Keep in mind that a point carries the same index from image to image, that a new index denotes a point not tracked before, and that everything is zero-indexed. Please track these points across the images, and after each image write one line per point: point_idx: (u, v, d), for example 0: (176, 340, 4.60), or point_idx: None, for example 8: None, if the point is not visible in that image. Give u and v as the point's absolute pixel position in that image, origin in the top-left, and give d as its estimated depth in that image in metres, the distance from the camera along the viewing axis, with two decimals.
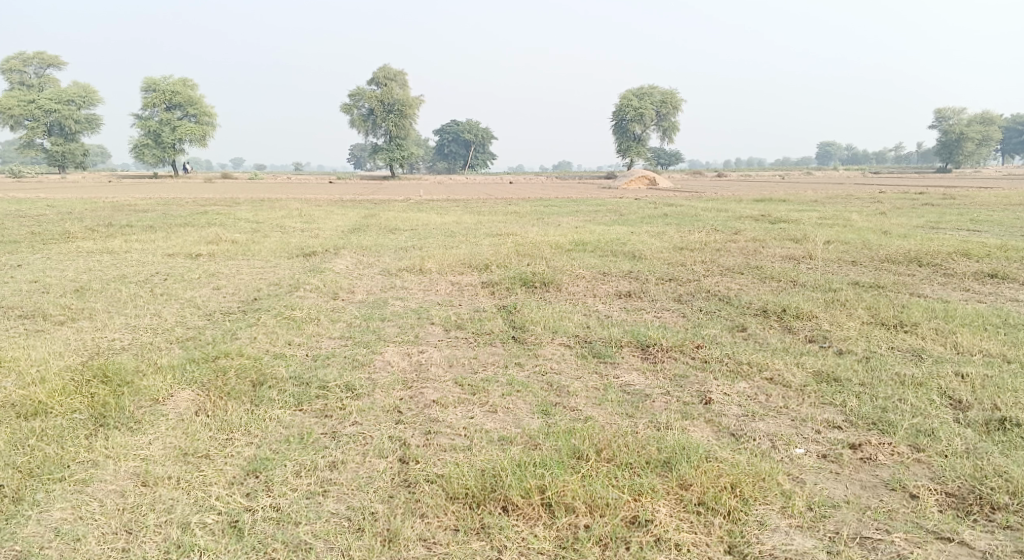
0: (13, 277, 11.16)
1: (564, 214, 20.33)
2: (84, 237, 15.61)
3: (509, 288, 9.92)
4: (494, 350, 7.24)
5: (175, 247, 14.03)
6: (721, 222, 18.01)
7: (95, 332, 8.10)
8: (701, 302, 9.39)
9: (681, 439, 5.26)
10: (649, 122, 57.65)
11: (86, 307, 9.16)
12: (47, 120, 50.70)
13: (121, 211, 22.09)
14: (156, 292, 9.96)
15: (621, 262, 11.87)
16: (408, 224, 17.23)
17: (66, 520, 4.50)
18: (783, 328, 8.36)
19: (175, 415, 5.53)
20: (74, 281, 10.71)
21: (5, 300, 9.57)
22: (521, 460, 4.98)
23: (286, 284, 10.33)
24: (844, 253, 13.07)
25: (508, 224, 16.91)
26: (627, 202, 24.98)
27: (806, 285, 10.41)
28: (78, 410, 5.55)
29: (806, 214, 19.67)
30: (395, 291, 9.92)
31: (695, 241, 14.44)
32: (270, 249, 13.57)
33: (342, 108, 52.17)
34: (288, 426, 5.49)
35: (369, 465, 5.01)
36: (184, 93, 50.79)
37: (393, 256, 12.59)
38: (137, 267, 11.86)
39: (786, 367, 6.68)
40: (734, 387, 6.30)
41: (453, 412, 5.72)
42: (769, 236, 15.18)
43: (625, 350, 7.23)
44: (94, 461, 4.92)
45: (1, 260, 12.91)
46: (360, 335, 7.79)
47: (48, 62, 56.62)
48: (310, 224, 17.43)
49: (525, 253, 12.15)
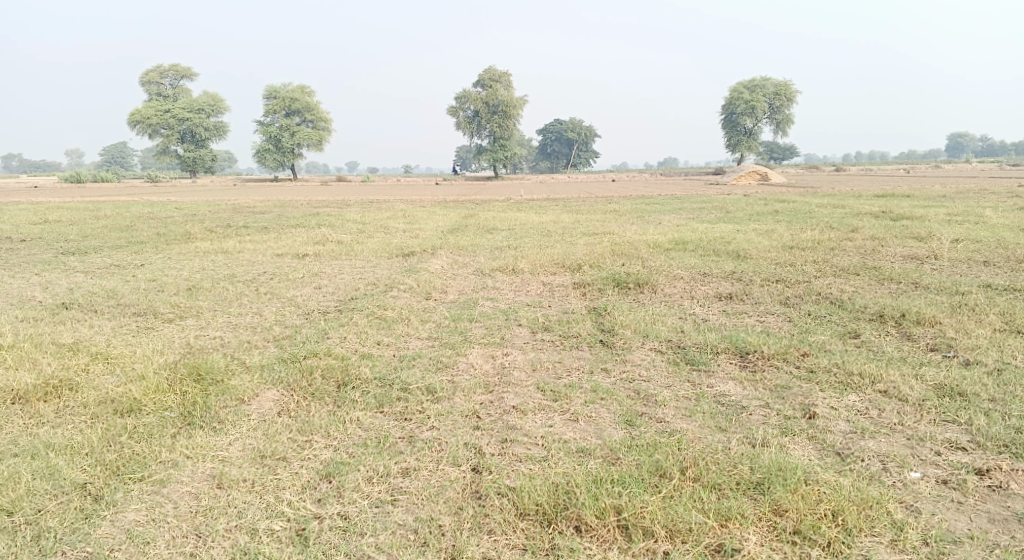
0: (135, 276, 11.76)
1: (666, 212, 19.76)
2: (202, 237, 16.38)
3: (603, 289, 9.59)
4: (582, 355, 6.96)
5: (283, 247, 14.48)
6: (836, 219, 16.95)
7: (199, 331, 8.37)
8: (809, 306, 8.76)
9: (778, 457, 4.81)
10: (762, 116, 55.50)
11: (194, 305, 9.51)
12: (180, 127, 54.04)
13: (240, 213, 23.12)
14: (260, 291, 10.24)
15: (723, 262, 11.31)
16: (506, 223, 17.15)
17: (139, 523, 4.57)
18: (901, 335, 7.67)
19: (257, 416, 5.57)
20: (187, 280, 11.18)
21: (124, 298, 10.07)
22: (599, 475, 4.70)
23: (382, 284, 10.41)
24: (975, 252, 11.97)
25: (608, 223, 16.53)
26: (735, 199, 23.99)
27: (929, 287, 9.58)
28: (169, 408, 5.69)
29: (932, 211, 18.23)
30: (487, 291, 9.79)
31: (806, 239, 13.62)
32: (371, 249, 13.79)
33: (448, 110, 53.02)
34: (366, 429, 5.41)
35: (441, 474, 4.86)
36: (302, 99, 52.82)
37: (489, 256, 12.50)
38: (246, 267, 12.27)
39: (903, 379, 6.07)
40: (842, 400, 5.76)
41: (533, 420, 5.49)
42: (889, 234, 14.13)
43: (721, 358, 6.79)
44: (174, 461, 5.01)
45: (127, 259, 13.69)
46: (448, 336, 7.68)
47: (182, 73, 60.37)
48: (411, 224, 17.63)
49: (622, 253, 11.79)
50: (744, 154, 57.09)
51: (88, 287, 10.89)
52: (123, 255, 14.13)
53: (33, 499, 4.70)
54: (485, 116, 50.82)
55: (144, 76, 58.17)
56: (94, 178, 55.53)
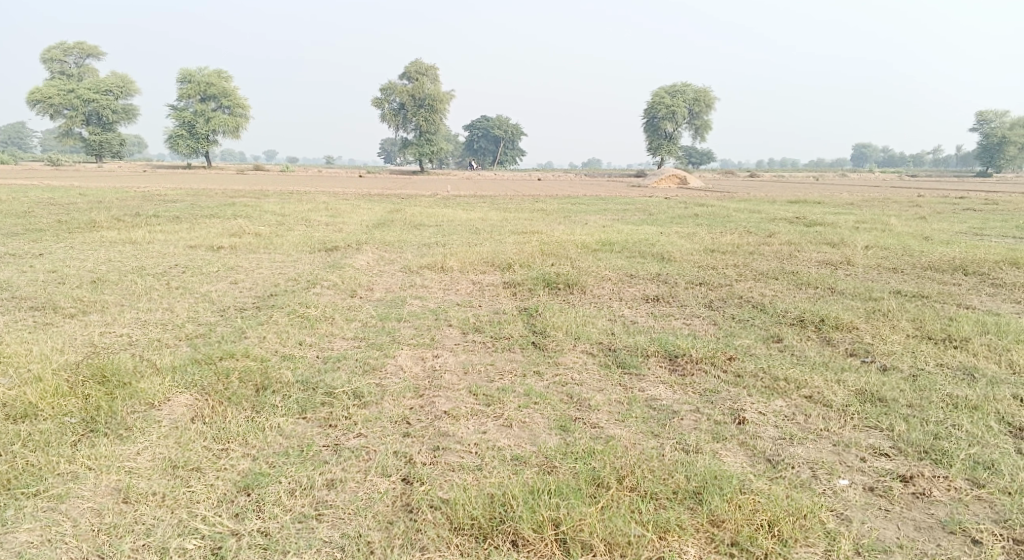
0: (33, 266, 10.96)
1: (591, 212, 19.89)
2: (109, 226, 15.48)
3: (532, 289, 9.49)
4: (513, 357, 6.83)
5: (198, 238, 13.81)
6: (754, 224, 17.41)
7: (104, 327, 7.82)
8: (734, 309, 8.89)
9: (713, 466, 4.81)
10: (682, 120, 56.75)
11: (100, 300, 8.91)
12: (86, 109, 51.25)
13: (151, 201, 21.97)
14: (172, 286, 9.69)
15: (649, 264, 11.39)
16: (432, 219, 16.87)
17: (32, 545, 4.19)
18: (821, 340, 7.86)
19: (169, 422, 5.20)
20: (92, 272, 10.49)
21: (20, 290, 9.35)
22: (534, 486, 4.59)
23: (304, 279, 10.03)
24: (884, 259, 12.47)
25: (535, 222, 16.48)
26: (657, 201, 24.37)
27: (844, 293, 9.88)
28: (70, 413, 5.26)
29: (843, 218, 18.97)
30: (414, 289, 9.56)
31: (727, 243, 13.91)
32: (292, 243, 13.30)
33: (372, 102, 52.08)
34: (288, 436, 5.13)
35: (369, 485, 4.64)
36: (219, 85, 50.88)
37: (416, 252, 12.24)
38: (157, 259, 11.62)
39: (827, 384, 6.19)
40: (770, 405, 5.82)
41: (465, 426, 5.33)
42: (804, 239, 14.58)
43: (651, 361, 6.77)
44: (74, 473, 4.61)
45: (24, 248, 12.78)
46: (374, 336, 7.42)
47: (88, 52, 57.23)
48: (334, 218, 17.13)
49: (550, 253, 11.73)
50: (664, 157, 58.30)
51: None
52: (20, 244, 13.17)
53: None
54: (410, 109, 50.19)
55: (46, 53, 54.89)
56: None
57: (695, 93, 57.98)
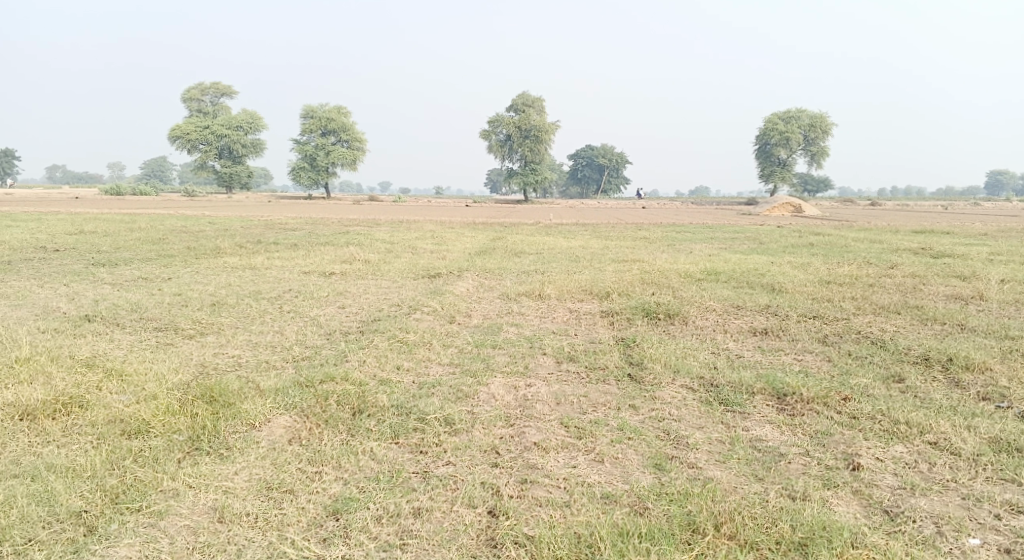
0: (160, 289, 11.67)
1: (697, 241, 19.41)
2: (231, 252, 16.36)
3: (631, 319, 9.26)
4: (609, 389, 6.63)
5: (311, 264, 14.36)
6: (874, 254, 16.46)
7: (217, 348, 8.19)
8: (849, 345, 8.34)
9: (821, 515, 4.46)
10: (796, 147, 54.87)
11: (216, 322, 9.36)
12: (218, 143, 54.84)
13: (271, 229, 23.11)
14: (283, 309, 10.06)
15: (757, 295, 10.92)
16: (535, 247, 16.89)
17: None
18: (948, 381, 7.24)
19: (267, 443, 5.33)
20: (211, 295, 11.07)
21: (147, 312, 9.95)
22: (625, 528, 4.39)
23: (406, 305, 10.19)
24: (1022, 294, 11.45)
25: (638, 250, 16.21)
26: (768, 230, 23.52)
27: (975, 329, 9.12)
28: (178, 430, 5.48)
29: (974, 249, 17.62)
30: (512, 316, 9.52)
31: (843, 274, 13.17)
32: (398, 269, 13.61)
33: (481, 133, 53.15)
34: (379, 461, 5.14)
35: (455, 517, 4.57)
36: (337, 119, 53.33)
37: (517, 280, 12.24)
38: (271, 284, 12.15)
39: (954, 429, 5.66)
40: (888, 450, 5.37)
41: (556, 459, 5.18)
42: (930, 271, 13.62)
43: (756, 398, 6.41)
44: (175, 491, 4.78)
45: (155, 272, 13.67)
46: (470, 363, 7.40)
47: (222, 91, 61.39)
48: (439, 245, 17.44)
49: (652, 282, 11.46)
50: (777, 184, 56.40)
51: (112, 299, 10.80)
52: (152, 268, 14.10)
53: (25, 526, 4.51)
54: (517, 139, 50.92)
55: (185, 92, 59.31)
56: (133, 190, 56.45)
57: (811, 119, 56.00)
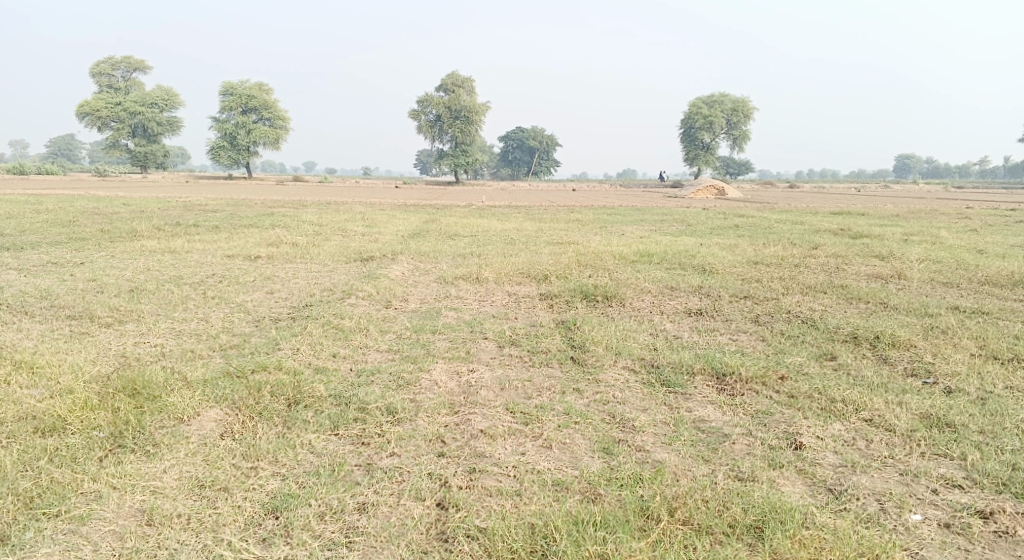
0: (73, 274, 10.99)
1: (628, 223, 19.59)
2: (149, 236, 15.57)
3: (569, 302, 9.21)
4: (552, 373, 6.56)
5: (235, 248, 13.79)
6: (797, 235, 16.91)
7: (138, 338, 7.74)
8: (782, 324, 8.50)
9: (770, 496, 4.49)
10: (720, 130, 56.05)
11: (135, 309, 8.85)
12: (132, 121, 52.31)
13: (191, 211, 22.16)
14: (208, 295, 9.61)
15: (690, 276, 11.04)
16: (467, 229, 16.69)
17: None
18: (876, 358, 7.45)
19: (197, 438, 5.03)
20: (130, 281, 10.48)
21: (58, 299, 9.34)
22: (578, 516, 4.32)
23: (339, 290, 9.87)
24: (937, 272, 11.93)
25: (571, 233, 16.21)
26: (695, 212, 23.93)
27: (897, 308, 9.44)
28: (99, 427, 5.12)
29: (889, 230, 18.33)
30: (449, 300, 9.34)
31: (771, 254, 13.47)
32: (328, 253, 13.21)
33: (409, 113, 52.31)
34: (319, 455, 4.93)
35: (403, 510, 4.40)
36: (260, 98, 51.55)
37: (451, 263, 12.05)
38: (194, 268, 11.60)
39: (888, 406, 5.80)
40: (828, 429, 5.46)
41: (504, 447, 5.07)
42: (851, 252, 14.06)
43: (697, 379, 6.44)
44: (98, 493, 4.45)
45: (66, 257, 12.87)
46: (409, 349, 7.20)
47: (135, 66, 58.55)
48: (369, 228, 17.03)
49: (587, 264, 11.44)
50: (701, 167, 57.64)
51: (19, 286, 10.09)
52: (62, 252, 13.28)
53: None
54: (446, 121, 50.36)
55: (95, 67, 56.25)
56: (39, 170, 53.32)
57: (734, 103, 57.28)
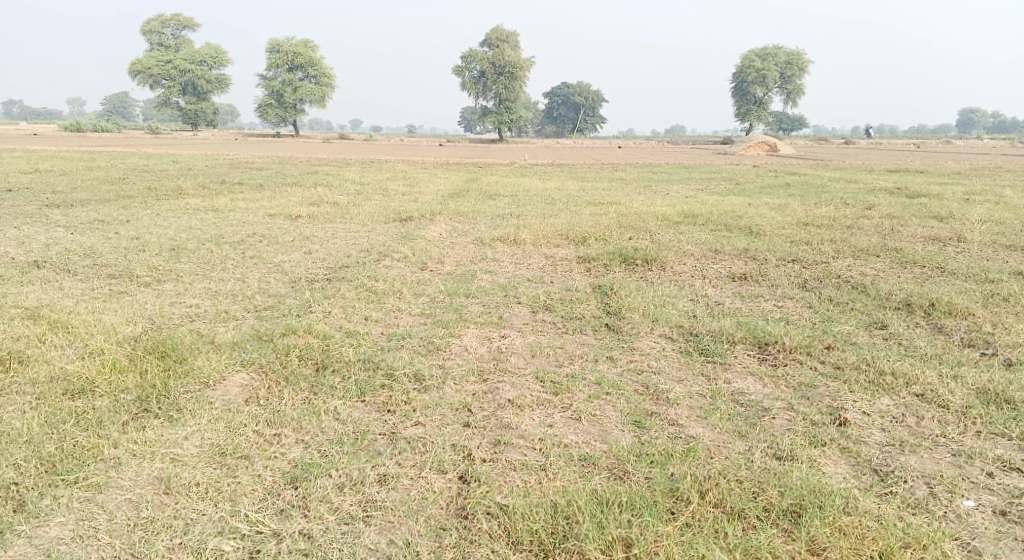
0: (117, 233, 11.10)
1: (673, 182, 19.10)
2: (194, 194, 15.68)
3: (608, 265, 8.94)
4: (587, 340, 6.35)
5: (277, 207, 13.80)
6: (850, 195, 16.24)
7: (175, 298, 7.74)
8: (830, 290, 8.11)
9: (809, 478, 4.27)
10: (773, 84, 54.23)
11: (174, 268, 8.87)
12: (182, 78, 52.81)
13: (238, 169, 22.31)
14: (246, 255, 9.58)
15: (735, 238, 10.64)
16: (509, 189, 16.43)
17: (62, 540, 4.02)
18: (931, 327, 7.05)
19: (221, 403, 5.00)
20: (171, 239, 10.52)
21: (101, 257, 9.42)
22: (604, 496, 4.16)
23: (375, 251, 9.76)
24: (1000, 235, 11.30)
25: (614, 192, 15.81)
26: (743, 170, 23.19)
27: (955, 273, 8.94)
28: (126, 389, 5.12)
29: (948, 189, 17.49)
30: (485, 263, 9.15)
31: (821, 215, 12.94)
32: (367, 212, 13.12)
33: (454, 69, 51.67)
34: (344, 422, 4.85)
35: (423, 484, 4.31)
36: (306, 54, 51.40)
37: (490, 224, 11.83)
38: (235, 227, 11.61)
39: (941, 380, 5.46)
40: (875, 404, 5.17)
41: (531, 418, 4.93)
42: (907, 213, 13.42)
43: (737, 348, 6.17)
44: (118, 460, 4.46)
45: (113, 214, 13.02)
46: (441, 313, 7.05)
47: (185, 23, 58.94)
48: (410, 187, 16.89)
49: (629, 226, 11.11)
50: (752, 123, 56.05)
51: (65, 244, 10.22)
52: (109, 210, 13.42)
53: None
54: (491, 77, 49.66)
55: (146, 24, 56.77)
56: (94, 126, 54.36)
57: (787, 56, 55.26)
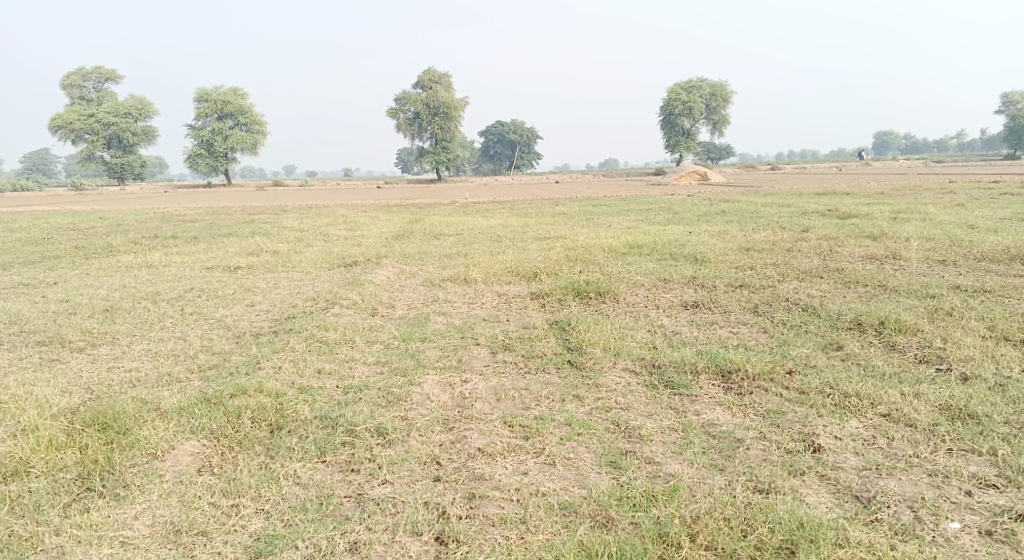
0: (45, 296, 10.53)
1: (614, 214, 19.27)
2: (124, 250, 15.06)
3: (562, 301, 8.87)
4: (550, 379, 6.20)
5: (215, 259, 13.35)
6: (786, 218, 16.64)
7: (113, 362, 7.33)
8: (782, 313, 8.18)
9: (797, 511, 4.38)
10: (699, 115, 55.84)
11: (109, 331, 8.42)
12: (106, 132, 51.37)
13: (170, 222, 21.62)
14: (186, 312, 9.17)
15: (683, 266, 10.71)
16: (452, 228, 16.29)
17: None
18: (884, 345, 7.15)
19: (172, 476, 4.73)
20: (105, 300, 10.02)
21: (29, 323, 8.88)
22: (593, 548, 4.21)
23: (323, 299, 9.47)
24: (932, 250, 11.67)
25: (558, 226, 15.84)
26: (680, 199, 23.59)
27: (897, 289, 9.16)
28: (65, 468, 4.77)
29: (876, 208, 18.08)
30: (437, 304, 8.96)
31: (762, 240, 13.19)
32: (310, 260, 12.80)
33: (387, 112, 51.67)
34: (305, 486, 4.65)
35: (398, 549, 4.25)
36: (236, 103, 50.67)
37: (437, 264, 11.66)
38: (173, 283, 11.15)
39: (905, 398, 5.47)
40: (845, 427, 5.16)
41: (505, 467, 4.79)
42: (842, 233, 13.78)
43: (702, 379, 6.08)
44: (61, 547, 4.27)
45: (38, 276, 12.37)
46: (397, 360, 6.82)
47: (107, 76, 57.58)
48: (352, 231, 16.60)
49: (577, 259, 11.09)
50: (682, 154, 57.50)
51: None
52: (34, 272, 12.76)
53: None
54: (425, 118, 49.79)
55: (66, 79, 55.24)
56: (13, 186, 52.25)
57: (712, 87, 57.07)
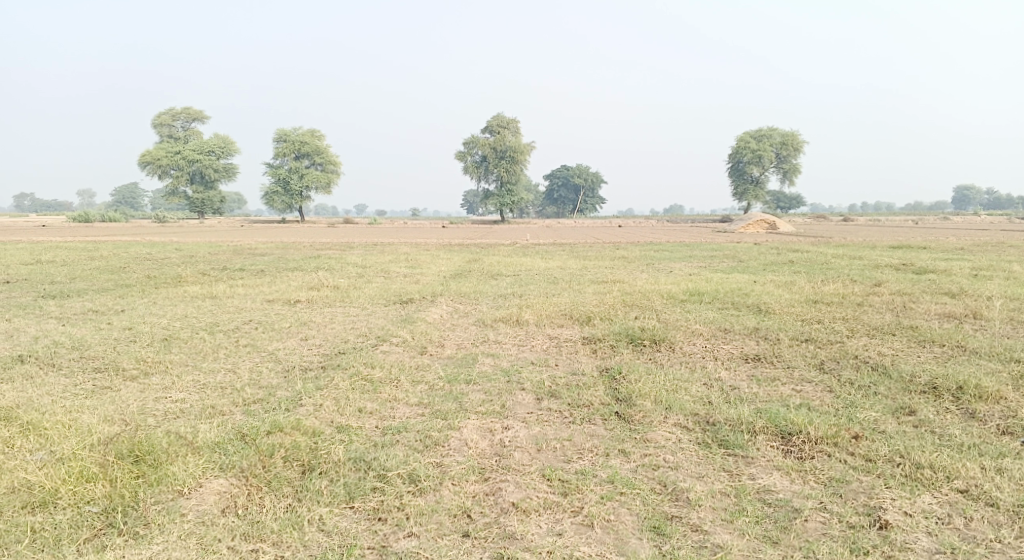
0: (110, 323, 10.78)
1: (676, 259, 18.88)
2: (192, 281, 15.43)
3: (615, 347, 8.55)
4: (596, 431, 5.88)
5: (276, 292, 13.53)
6: (857, 271, 15.97)
7: (161, 392, 7.34)
8: (849, 372, 7.67)
9: None
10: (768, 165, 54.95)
11: (163, 360, 8.48)
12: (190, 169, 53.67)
13: (241, 255, 22.20)
14: (240, 343, 9.21)
15: (744, 316, 10.28)
16: (511, 269, 16.18)
17: None
18: (963, 412, 6.58)
19: (195, 516, 4.64)
20: (165, 329, 10.18)
21: (90, 349, 9.05)
22: None
23: (373, 336, 9.40)
24: (1017, 311, 10.93)
25: (617, 270, 15.56)
26: (746, 248, 23.02)
27: (977, 351, 8.53)
28: (92, 500, 4.72)
29: (955, 264, 17.22)
30: (487, 346, 8.76)
31: (830, 292, 12.62)
32: (368, 296, 12.83)
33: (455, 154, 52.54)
34: (330, 534, 4.52)
35: None
36: (312, 142, 52.46)
37: (491, 305, 11.51)
38: (232, 315, 11.29)
39: (986, 472, 4.98)
40: (916, 502, 4.74)
41: (538, 526, 4.55)
42: (917, 289, 13.10)
43: (760, 438, 5.63)
44: None
45: (108, 304, 12.73)
46: (439, 402, 6.61)
47: (194, 116, 60.39)
48: (412, 269, 16.67)
49: (634, 305, 10.78)
50: (751, 202, 56.54)
51: (54, 336, 9.86)
52: (105, 300, 13.13)
53: None
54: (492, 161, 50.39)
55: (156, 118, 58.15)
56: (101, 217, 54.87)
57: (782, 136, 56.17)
